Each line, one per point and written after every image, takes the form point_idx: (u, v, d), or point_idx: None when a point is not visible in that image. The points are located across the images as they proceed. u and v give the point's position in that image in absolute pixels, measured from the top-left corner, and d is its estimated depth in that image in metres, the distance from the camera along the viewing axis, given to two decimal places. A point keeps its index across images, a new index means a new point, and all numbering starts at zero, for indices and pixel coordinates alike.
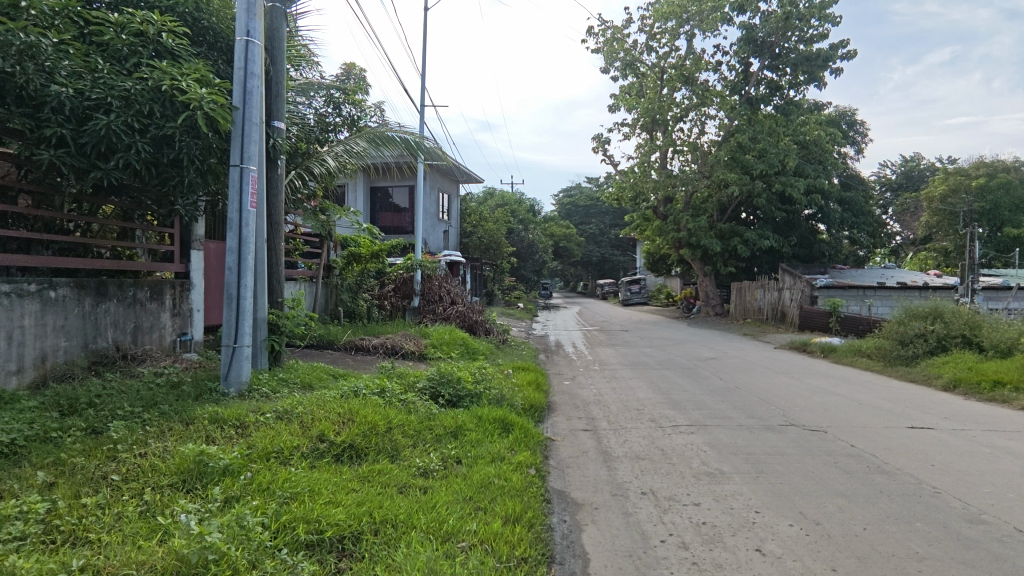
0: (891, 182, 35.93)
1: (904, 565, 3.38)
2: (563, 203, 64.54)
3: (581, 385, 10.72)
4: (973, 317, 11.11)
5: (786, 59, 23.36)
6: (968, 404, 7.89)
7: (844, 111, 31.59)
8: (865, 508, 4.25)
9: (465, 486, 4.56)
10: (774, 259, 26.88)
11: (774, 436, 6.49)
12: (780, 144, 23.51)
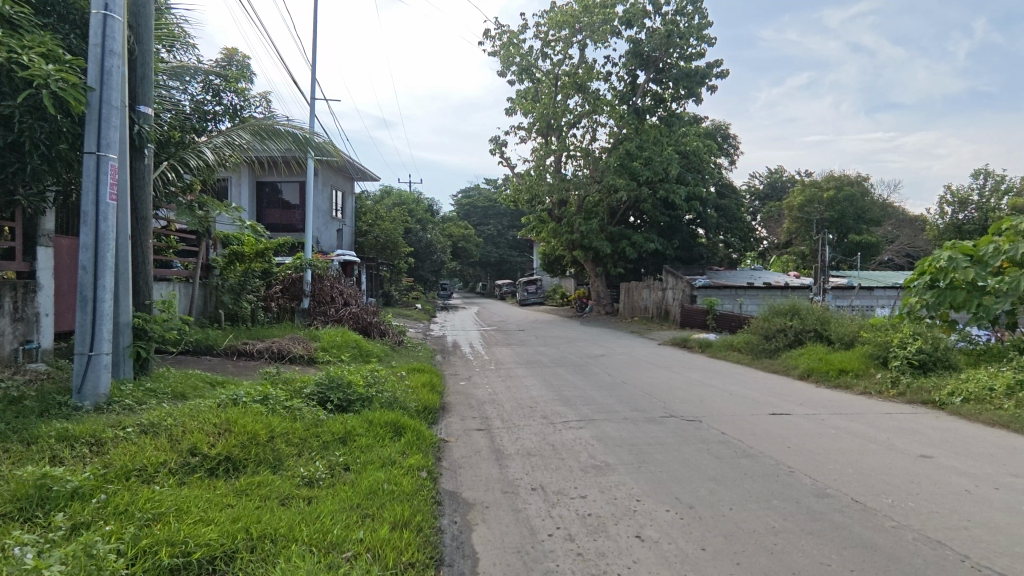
0: (758, 191, 39.61)
1: (763, 539, 3.71)
2: (462, 204, 64.58)
3: (477, 385, 10.78)
4: (823, 313, 12.41)
5: (669, 74, 24.97)
6: (819, 391, 8.88)
7: (720, 125, 34.34)
8: (731, 490, 4.64)
9: (353, 494, 4.40)
10: (659, 261, 28.65)
11: (656, 427, 6.92)
12: (664, 153, 25.05)
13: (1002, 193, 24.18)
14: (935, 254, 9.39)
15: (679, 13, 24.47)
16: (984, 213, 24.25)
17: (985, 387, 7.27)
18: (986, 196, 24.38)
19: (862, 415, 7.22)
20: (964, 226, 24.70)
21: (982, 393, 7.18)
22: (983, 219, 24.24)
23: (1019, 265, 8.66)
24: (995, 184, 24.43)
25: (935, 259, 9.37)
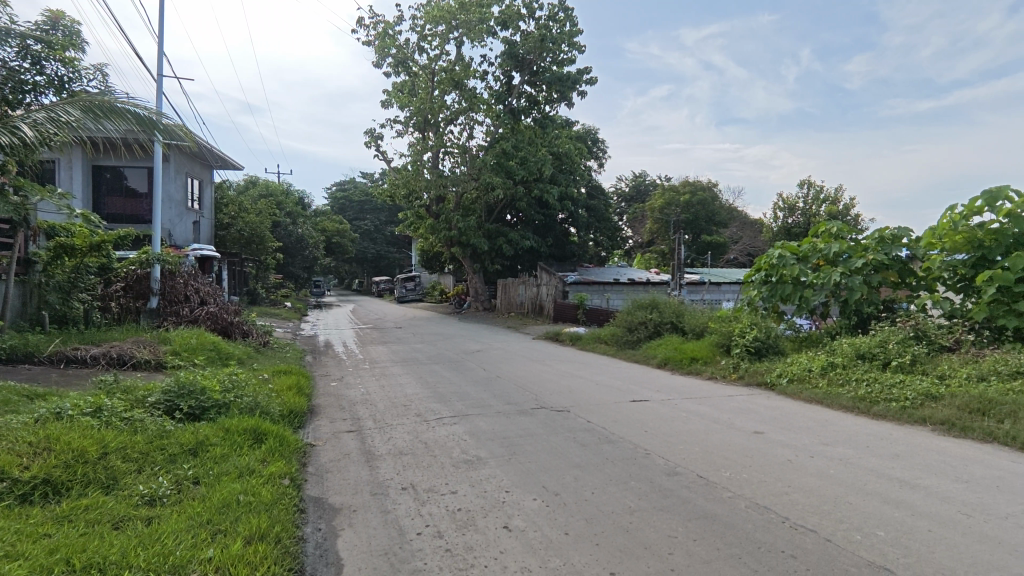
0: (624, 194, 42.31)
1: (619, 519, 3.97)
2: (336, 197, 61.79)
3: (349, 385, 10.40)
4: (679, 307, 13.57)
5: (542, 77, 25.75)
6: (673, 378, 9.70)
7: (590, 129, 36.06)
8: (593, 475, 4.90)
9: (202, 510, 4.01)
10: (534, 258, 29.55)
11: (526, 419, 7.13)
12: (538, 153, 25.81)
13: (821, 201, 27.91)
14: (769, 252, 10.64)
15: (552, 19, 25.31)
16: (808, 218, 27.86)
17: (805, 368, 8.38)
18: (809, 204, 27.98)
19: (708, 398, 7.98)
20: (793, 229, 28.23)
21: (803, 373, 8.27)
22: (807, 223, 27.84)
23: (832, 263, 10.03)
24: (816, 193, 28.13)
25: (768, 257, 10.64)
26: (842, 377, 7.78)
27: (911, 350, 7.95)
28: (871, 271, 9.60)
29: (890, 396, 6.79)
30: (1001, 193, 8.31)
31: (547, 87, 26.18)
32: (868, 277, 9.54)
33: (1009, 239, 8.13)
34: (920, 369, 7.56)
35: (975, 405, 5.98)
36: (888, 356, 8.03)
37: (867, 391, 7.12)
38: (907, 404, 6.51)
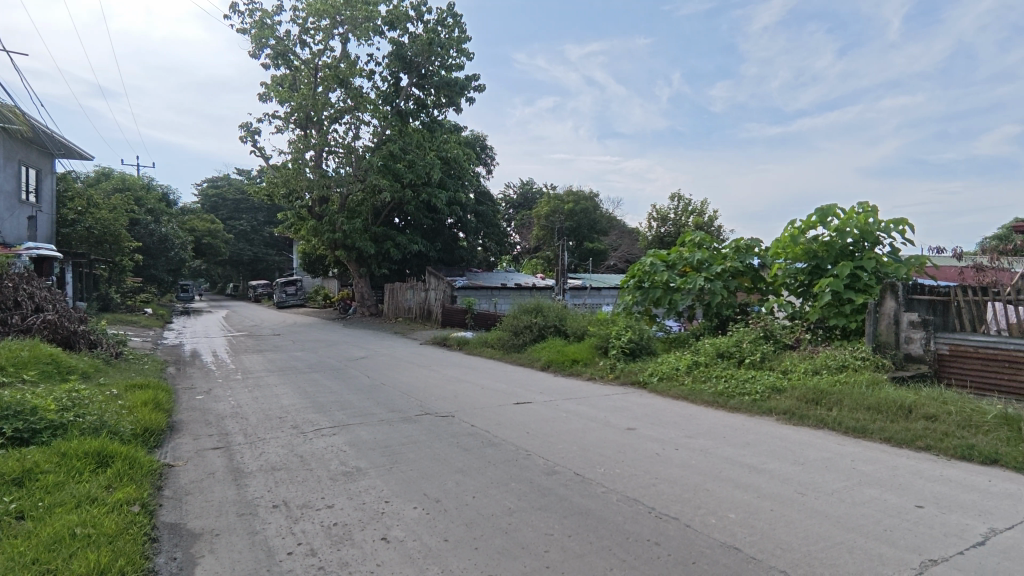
0: (512, 200, 43.18)
1: (499, 521, 4.01)
2: (207, 193, 56.89)
3: (217, 398, 9.59)
4: (562, 311, 14.06)
5: (430, 80, 25.58)
6: (556, 380, 10.02)
7: (479, 135, 36.41)
8: (475, 479, 4.92)
9: (26, 549, 3.49)
10: (422, 262, 29.20)
11: (410, 426, 7.00)
12: (427, 157, 25.56)
13: (690, 213, 30.32)
14: (642, 260, 11.38)
15: (440, 23, 25.25)
16: (678, 228, 30.15)
17: (673, 367, 9.03)
18: (679, 215, 30.30)
19: (588, 398, 8.34)
20: (665, 238, 30.41)
21: (672, 372, 8.92)
22: (677, 233, 30.11)
23: (696, 270, 10.92)
24: (685, 206, 30.53)
25: (642, 264, 11.39)
26: (704, 375, 8.49)
27: (761, 348, 8.85)
28: (729, 277, 10.57)
29: (744, 391, 7.52)
30: (830, 210, 9.50)
31: (435, 91, 26.02)
32: (726, 283, 10.50)
33: (836, 250, 9.26)
34: (768, 365, 8.44)
35: (811, 395, 6.79)
36: (741, 355, 8.90)
37: (725, 386, 7.83)
38: (758, 397, 7.24)
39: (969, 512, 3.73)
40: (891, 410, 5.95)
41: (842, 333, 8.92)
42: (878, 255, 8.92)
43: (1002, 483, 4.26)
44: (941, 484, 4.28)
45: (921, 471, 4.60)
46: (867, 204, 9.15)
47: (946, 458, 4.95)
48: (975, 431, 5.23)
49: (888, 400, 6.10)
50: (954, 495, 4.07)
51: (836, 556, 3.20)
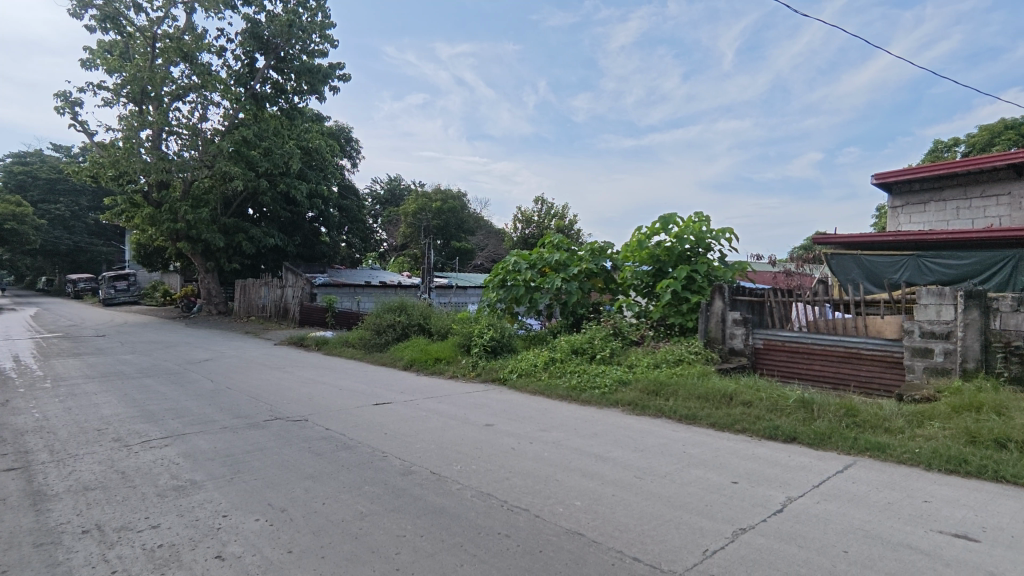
0: (379, 196, 41.99)
1: (350, 527, 3.86)
2: (11, 170, 48.29)
3: (16, 410, 8.16)
4: (426, 310, 13.93)
5: (289, 65, 23.98)
6: (419, 379, 9.91)
7: (344, 126, 34.88)
8: (326, 484, 4.70)
9: None
10: (278, 257, 27.31)
11: (256, 432, 6.51)
12: (285, 146, 23.89)
13: (552, 216, 31.62)
14: (505, 259, 11.67)
15: (302, 6, 23.77)
16: (541, 230, 31.29)
17: (532, 363, 9.37)
18: (542, 218, 31.48)
19: (449, 396, 8.37)
20: (529, 240, 31.42)
21: (530, 368, 9.25)
22: (541, 235, 31.24)
23: (555, 271, 11.41)
24: (548, 209, 31.79)
25: (505, 263, 11.68)
26: (560, 370, 8.92)
27: (610, 345, 9.50)
28: (584, 278, 11.18)
29: (594, 384, 8.02)
30: (671, 218, 10.46)
31: (295, 76, 24.41)
32: (582, 284, 11.10)
33: (675, 254, 10.22)
34: (616, 360, 9.10)
35: (652, 387, 7.42)
36: (593, 350, 9.47)
37: (578, 381, 8.28)
38: (606, 390, 7.76)
39: (772, 484, 4.30)
40: (716, 398, 6.69)
41: (680, 330, 9.90)
42: (708, 260, 10.03)
43: (798, 457, 4.98)
44: (752, 461, 4.89)
45: (737, 451, 5.23)
46: (701, 214, 10.20)
47: (757, 438, 5.67)
48: (780, 413, 6.05)
49: (714, 389, 6.86)
50: (762, 470, 4.67)
51: (665, 532, 3.51)
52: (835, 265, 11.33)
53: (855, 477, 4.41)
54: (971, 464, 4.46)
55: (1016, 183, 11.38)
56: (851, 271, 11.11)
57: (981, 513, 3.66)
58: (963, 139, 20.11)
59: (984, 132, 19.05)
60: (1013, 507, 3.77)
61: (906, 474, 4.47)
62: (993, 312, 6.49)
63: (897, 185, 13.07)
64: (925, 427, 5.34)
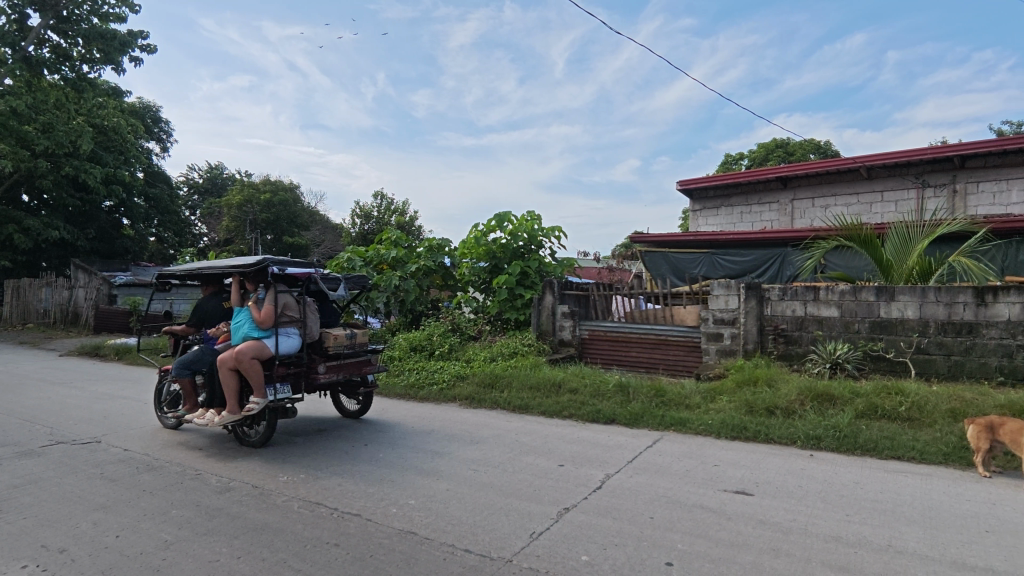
0: (197, 185, 37.60)
1: (151, 559, 3.40)
2: None
3: None
4: None
5: (74, 27, 20.18)
6: None
7: (150, 104, 30.59)
8: (122, 514, 4.09)
9: None
10: (65, 253, 23.17)
11: (29, 462, 5.44)
12: (72, 123, 20.20)
13: (392, 212, 30.90)
14: (339, 255, 11.16)
15: None
16: (381, 226, 30.44)
17: None
18: (382, 213, 30.59)
19: None
20: (368, 236, 30.37)
21: None
22: (380, 231, 30.37)
23: (392, 268, 11.19)
24: (387, 205, 31.01)
25: (339, 260, 11.15)
26: (399, 369, 8.77)
27: (448, 340, 9.59)
28: (422, 275, 11.11)
29: (433, 380, 8.02)
30: (506, 216, 10.82)
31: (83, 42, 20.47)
32: (420, 281, 11.01)
33: (510, 251, 10.59)
34: (454, 356, 9.19)
35: (487, 380, 7.63)
36: (432, 347, 9.47)
37: (416, 378, 8.22)
38: (444, 386, 7.80)
39: (593, 464, 4.66)
40: (546, 387, 7.09)
41: (515, 324, 10.32)
42: (540, 257, 10.55)
43: (616, 436, 5.46)
44: (575, 444, 5.26)
45: (563, 436, 5.58)
46: (533, 213, 10.70)
47: (582, 422, 6.11)
48: (602, 397, 6.59)
49: (544, 379, 7.26)
50: (585, 451, 5.04)
51: (495, 521, 3.62)
52: (648, 262, 12.66)
53: (661, 450, 4.95)
54: (750, 429, 5.26)
55: (783, 193, 13.66)
56: (660, 267, 12.49)
57: (756, 470, 4.33)
58: (747, 154, 23.58)
59: (761, 149, 22.52)
60: (779, 463, 4.52)
61: (702, 443, 5.13)
62: (765, 301, 7.70)
63: (697, 192, 14.94)
64: (716, 401, 6.18)
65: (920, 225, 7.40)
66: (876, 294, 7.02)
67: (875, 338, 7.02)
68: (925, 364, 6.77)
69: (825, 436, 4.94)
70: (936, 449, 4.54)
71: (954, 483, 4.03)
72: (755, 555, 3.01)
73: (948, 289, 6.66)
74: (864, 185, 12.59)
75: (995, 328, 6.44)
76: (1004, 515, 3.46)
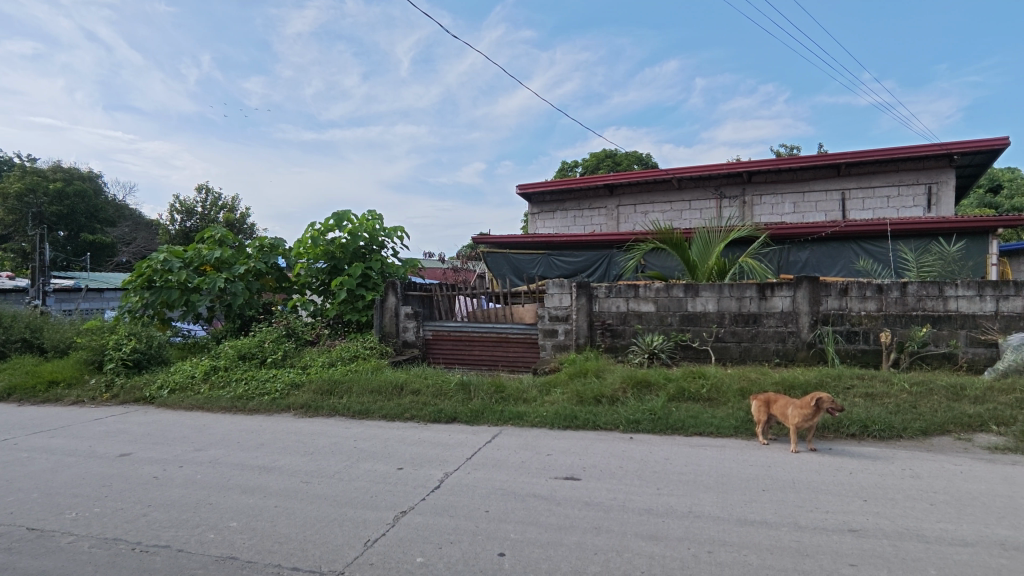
0: None
1: None
2: None
3: None
4: (35, 320, 10.74)
5: None
6: (20, 411, 7.59)
7: None
8: None
9: None
10: None
11: None
12: None
13: (219, 208, 28.09)
14: (150, 255, 9.85)
15: None
16: (206, 223, 27.50)
17: (187, 376, 8.12)
18: (206, 209, 27.68)
19: (66, 427, 6.63)
20: (191, 233, 27.27)
21: (185, 381, 8.01)
22: (205, 228, 27.44)
23: (216, 269, 10.13)
24: (213, 200, 28.14)
25: (150, 261, 9.83)
26: (223, 380, 7.96)
27: (282, 347, 8.96)
28: (252, 277, 10.23)
29: (264, 390, 7.42)
30: (345, 215, 10.39)
31: None
32: (250, 284, 10.11)
33: (350, 251, 10.14)
34: (289, 363, 8.61)
35: (325, 386, 7.26)
36: (263, 355, 8.77)
37: (244, 389, 7.55)
38: (277, 395, 7.26)
39: (432, 464, 4.66)
40: (388, 390, 6.95)
41: (356, 327, 9.98)
42: (382, 257, 10.28)
43: (456, 435, 5.51)
44: (415, 446, 5.21)
45: (404, 438, 5.50)
46: (374, 212, 10.40)
47: (423, 423, 6.08)
48: (443, 397, 6.62)
49: (386, 382, 7.11)
50: (424, 452, 5.02)
51: (328, 533, 3.46)
52: (490, 262, 13.00)
53: (499, 445, 5.10)
54: (580, 418, 5.64)
55: (610, 200, 14.88)
56: (501, 267, 12.89)
57: (583, 456, 4.65)
58: (581, 162, 25.32)
59: (593, 158, 24.34)
60: (604, 447, 4.91)
61: (536, 435, 5.39)
62: (594, 298, 8.30)
63: (535, 196, 15.68)
64: (550, 394, 6.54)
65: (717, 230, 8.51)
66: (684, 290, 7.94)
67: (684, 330, 7.94)
68: (722, 350, 7.81)
69: (643, 419, 5.47)
70: (729, 423, 5.26)
71: (740, 452, 4.70)
72: (579, 535, 3.23)
73: (738, 285, 7.73)
74: (676, 194, 14.16)
75: (774, 317, 7.62)
76: (777, 474, 4.12)
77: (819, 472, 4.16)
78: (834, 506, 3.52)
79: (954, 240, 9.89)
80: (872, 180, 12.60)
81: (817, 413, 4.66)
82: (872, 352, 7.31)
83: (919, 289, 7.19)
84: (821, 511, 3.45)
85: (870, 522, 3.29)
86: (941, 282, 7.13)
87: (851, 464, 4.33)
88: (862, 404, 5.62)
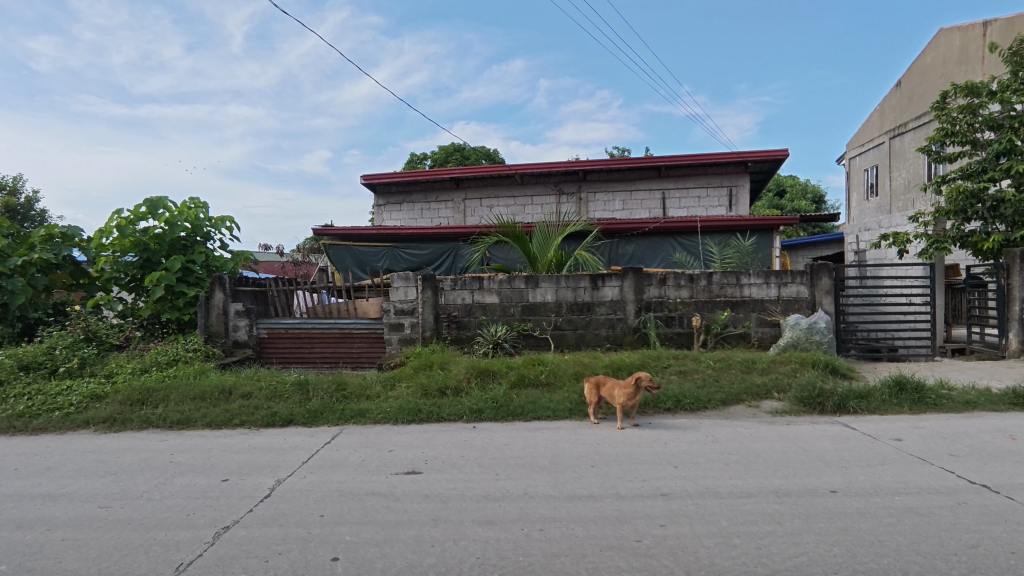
0: None
1: None
2: None
3: None
4: None
5: None
6: None
7: None
8: None
9: None
10: None
11: None
12: None
13: None
14: None
15: None
16: None
17: None
18: None
19: None
20: None
21: None
22: None
23: None
24: None
25: None
26: None
27: (79, 353, 7.70)
28: (35, 273, 8.60)
29: (53, 405, 6.32)
30: (160, 203, 9.21)
31: None
32: (34, 281, 8.53)
33: (167, 243, 8.96)
34: (89, 371, 7.44)
35: (136, 395, 6.39)
36: (54, 364, 7.47)
37: (26, 405, 6.35)
38: (72, 410, 6.24)
39: (262, 472, 4.33)
40: (214, 396, 6.30)
41: (176, 327, 8.96)
42: (207, 249, 9.22)
43: (291, 438, 5.19)
44: (244, 454, 4.80)
45: (231, 446, 5.04)
46: (196, 199, 9.34)
47: (255, 428, 5.62)
48: (278, 399, 6.18)
49: (211, 387, 6.46)
50: (254, 459, 4.65)
51: (130, 563, 3.04)
52: (332, 255, 12.39)
53: (339, 444, 4.89)
54: (424, 411, 5.61)
55: (456, 193, 14.98)
56: (344, 260, 12.34)
57: (425, 449, 4.64)
58: (430, 154, 25.14)
59: (442, 152, 24.30)
60: (446, 438, 4.94)
61: (379, 431, 5.26)
62: (439, 290, 8.30)
63: (381, 187, 15.24)
64: (395, 388, 6.42)
65: (555, 224, 8.95)
66: (525, 282, 8.26)
67: (525, 320, 8.27)
68: (560, 338, 8.27)
69: (485, 407, 5.60)
70: (564, 406, 5.60)
71: (573, 432, 5.02)
72: (416, 528, 3.21)
73: (574, 277, 8.24)
74: (519, 189, 14.67)
75: (604, 306, 8.24)
76: (603, 450, 4.45)
77: (638, 444, 4.59)
78: (649, 474, 3.90)
79: (748, 236, 11.48)
80: (687, 181, 14.14)
81: (638, 391, 5.11)
82: (685, 335, 8.23)
83: (721, 278, 8.23)
84: (638, 480, 3.80)
85: (678, 485, 3.70)
86: (738, 272, 8.22)
87: (665, 436, 4.84)
88: (676, 380, 6.32)
